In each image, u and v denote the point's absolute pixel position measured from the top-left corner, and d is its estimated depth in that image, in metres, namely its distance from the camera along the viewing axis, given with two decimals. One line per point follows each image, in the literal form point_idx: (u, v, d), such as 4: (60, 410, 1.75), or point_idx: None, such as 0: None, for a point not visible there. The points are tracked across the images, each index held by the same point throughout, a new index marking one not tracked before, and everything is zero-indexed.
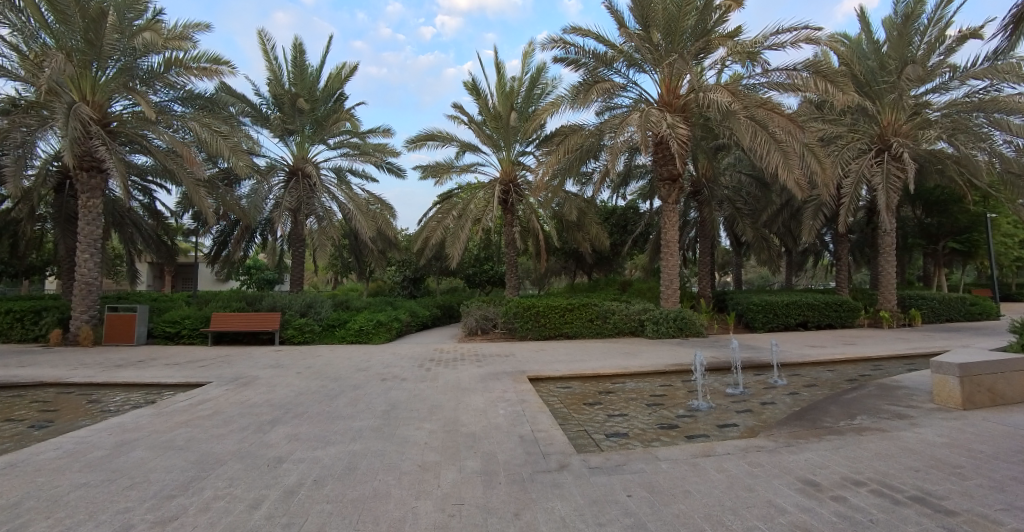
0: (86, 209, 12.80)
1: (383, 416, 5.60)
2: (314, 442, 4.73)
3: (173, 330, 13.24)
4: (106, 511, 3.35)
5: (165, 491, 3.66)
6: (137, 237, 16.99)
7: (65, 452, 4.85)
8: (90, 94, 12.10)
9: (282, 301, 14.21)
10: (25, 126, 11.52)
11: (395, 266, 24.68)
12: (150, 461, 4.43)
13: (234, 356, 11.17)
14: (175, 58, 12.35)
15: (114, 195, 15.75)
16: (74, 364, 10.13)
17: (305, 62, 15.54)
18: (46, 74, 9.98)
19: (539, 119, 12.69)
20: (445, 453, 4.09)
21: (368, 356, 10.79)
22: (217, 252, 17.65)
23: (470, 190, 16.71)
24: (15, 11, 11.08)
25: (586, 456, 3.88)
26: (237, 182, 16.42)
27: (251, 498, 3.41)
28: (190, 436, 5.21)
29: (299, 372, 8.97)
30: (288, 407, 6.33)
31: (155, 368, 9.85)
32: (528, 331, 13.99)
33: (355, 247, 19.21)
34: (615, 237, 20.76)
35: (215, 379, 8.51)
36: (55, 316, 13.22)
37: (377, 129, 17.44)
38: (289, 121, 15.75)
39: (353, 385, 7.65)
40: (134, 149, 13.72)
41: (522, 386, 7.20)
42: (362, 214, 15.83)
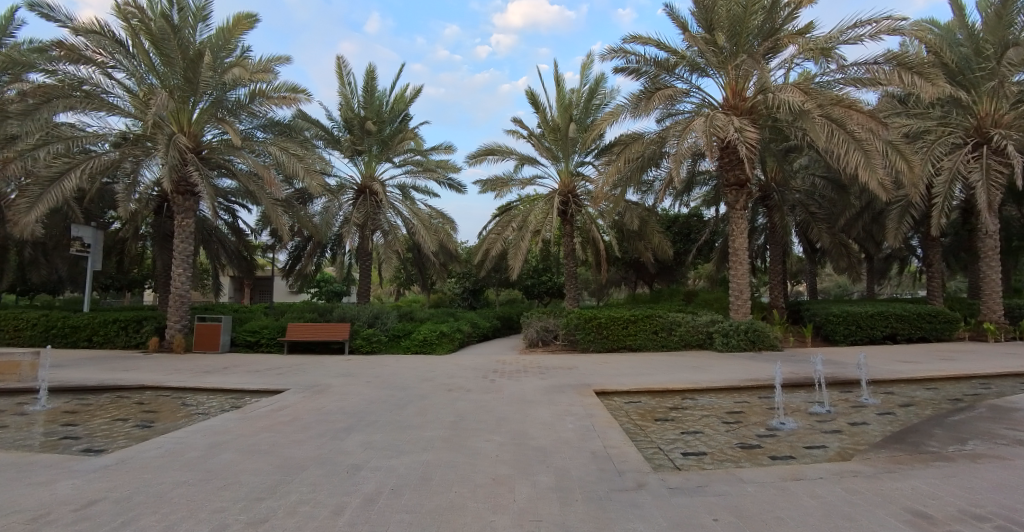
0: (180, 228, 14.03)
1: (452, 427, 5.71)
2: (387, 451, 4.88)
3: (253, 339, 14.29)
4: (204, 509, 3.62)
5: (255, 494, 3.91)
6: (222, 253, 18.42)
7: (166, 451, 5.30)
8: (187, 126, 13.34)
9: (351, 312, 14.89)
10: (133, 156, 12.87)
11: (456, 278, 25.26)
12: (239, 464, 4.75)
13: (307, 365, 11.80)
14: (259, 89, 13.40)
15: (204, 215, 17.18)
16: (168, 370, 11.08)
17: (374, 86, 16.45)
18: (153, 111, 11.16)
19: (598, 129, 12.58)
20: (517, 466, 4.09)
21: (432, 367, 11.06)
22: (291, 266, 18.79)
23: (529, 202, 16.86)
24: (128, 57, 12.47)
25: (663, 475, 3.74)
26: (310, 201, 17.46)
27: (333, 504, 3.56)
28: (273, 441, 5.55)
29: (369, 381, 9.33)
30: (360, 416, 6.59)
31: (238, 374, 10.59)
32: (590, 343, 13.78)
33: (418, 260, 19.84)
34: (678, 247, 20.10)
35: (292, 386, 9.04)
36: (153, 325, 14.60)
37: (440, 146, 18.05)
38: (358, 143, 16.66)
39: (421, 395, 7.86)
40: (222, 174, 14.93)
41: (588, 400, 7.06)
42: (425, 228, 16.35)
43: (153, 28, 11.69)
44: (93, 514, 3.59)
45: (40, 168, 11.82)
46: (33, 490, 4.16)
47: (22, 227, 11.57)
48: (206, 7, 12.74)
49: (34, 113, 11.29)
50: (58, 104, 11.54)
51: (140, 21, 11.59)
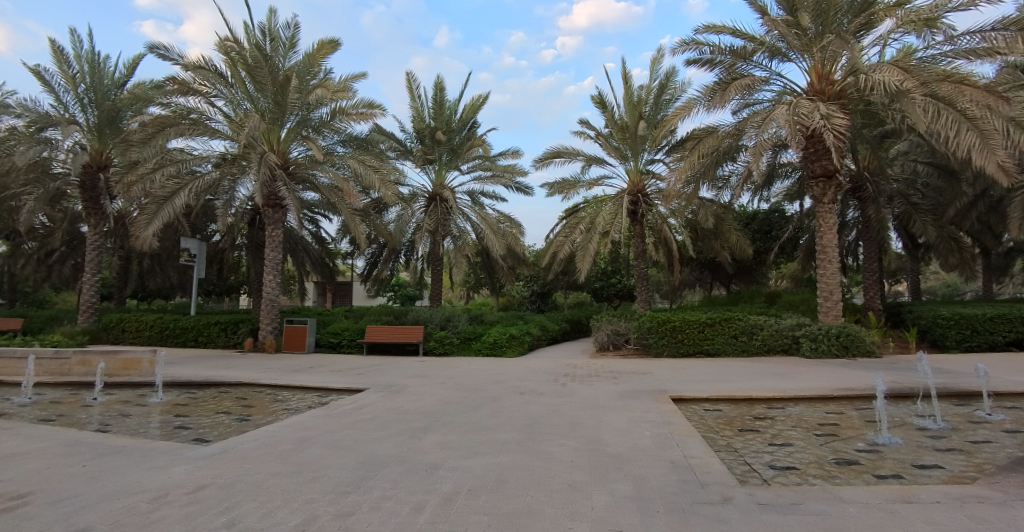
0: (271, 238, 15.24)
1: (525, 430, 5.73)
2: (463, 452, 4.99)
3: (335, 340, 15.26)
4: (297, 500, 3.89)
5: (341, 487, 4.14)
6: (307, 260, 19.78)
7: (262, 443, 5.76)
8: (276, 144, 14.50)
9: (424, 315, 15.42)
10: (231, 174, 14.15)
11: (524, 281, 25.44)
12: (326, 458, 5.06)
13: (385, 365, 12.36)
14: (339, 107, 14.30)
15: (291, 226, 18.54)
16: (262, 368, 12.05)
17: (444, 96, 17.04)
18: (248, 132, 12.27)
19: (669, 124, 12.15)
20: (593, 473, 4.02)
21: (503, 369, 11.19)
22: (368, 271, 19.80)
23: (597, 203, 16.63)
24: (227, 85, 13.78)
25: (751, 490, 3.51)
26: (385, 209, 18.33)
27: (414, 501, 3.69)
28: (356, 437, 5.86)
29: (442, 382, 9.61)
30: (436, 416, 6.80)
31: (323, 373, 11.30)
32: (663, 347, 13.31)
33: (487, 264, 20.21)
34: (758, 245, 18.91)
35: (372, 385, 9.50)
36: (248, 327, 15.94)
37: (507, 151, 18.31)
38: (429, 152, 17.27)
39: (493, 397, 7.97)
40: (306, 188, 16.06)
41: (664, 407, 6.80)
42: (493, 233, 16.61)
43: (249, 58, 12.91)
44: (203, 498, 3.98)
45: (156, 188, 13.35)
46: (155, 474, 4.69)
47: (143, 241, 13.12)
48: (292, 35, 13.86)
49: (151, 140, 12.79)
50: (170, 132, 12.98)
51: (238, 53, 12.86)
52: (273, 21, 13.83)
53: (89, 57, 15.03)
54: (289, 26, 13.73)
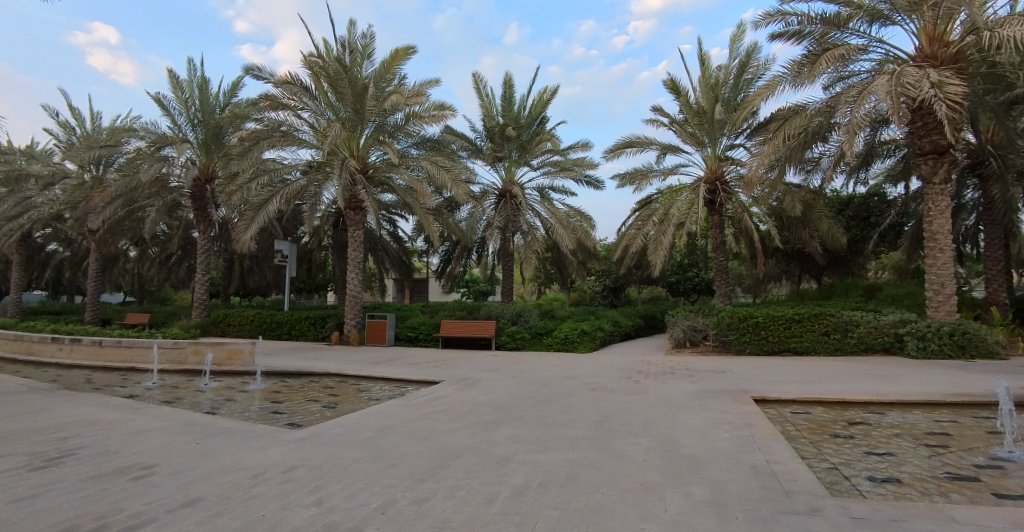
0: (352, 239, 16.20)
1: (596, 427, 5.68)
2: (534, 446, 5.04)
3: (413, 334, 16.00)
4: (378, 484, 4.14)
5: (417, 474, 4.36)
6: (386, 259, 20.81)
7: (347, 430, 6.19)
8: (356, 150, 15.39)
9: (496, 310, 15.69)
10: (316, 181, 15.21)
11: (595, 276, 25.09)
12: (404, 446, 5.34)
13: (459, 359, 12.75)
14: (413, 111, 14.91)
15: (371, 226, 19.60)
16: (347, 360, 12.90)
17: (512, 93, 17.19)
18: (330, 140, 13.15)
19: (751, 106, 11.38)
20: (667, 475, 3.90)
21: (574, 365, 11.14)
22: (442, 268, 20.46)
23: (671, 194, 15.98)
24: (312, 97, 14.65)
25: (844, 502, 3.24)
26: (457, 208, 18.83)
27: (486, 492, 3.80)
28: (431, 428, 6.12)
29: (514, 377, 9.75)
30: (507, 409, 6.92)
31: (402, 366, 11.89)
32: (745, 344, 12.56)
33: (557, 259, 20.14)
34: (855, 233, 17.25)
35: (446, 378, 9.85)
36: (334, 322, 17.11)
37: (576, 144, 18.12)
38: (499, 149, 17.50)
39: (564, 392, 7.96)
40: (384, 190, 16.88)
41: (746, 408, 6.43)
42: (563, 228, 16.52)
43: (330, 71, 13.82)
44: (295, 478, 4.36)
45: (253, 196, 14.67)
46: (256, 453, 5.20)
47: (244, 244, 14.51)
48: (369, 45, 14.61)
49: (249, 152, 14.08)
50: (264, 144, 14.22)
51: (321, 67, 13.80)
52: (352, 33, 14.70)
53: (197, 81, 16.81)
54: (366, 37, 14.50)
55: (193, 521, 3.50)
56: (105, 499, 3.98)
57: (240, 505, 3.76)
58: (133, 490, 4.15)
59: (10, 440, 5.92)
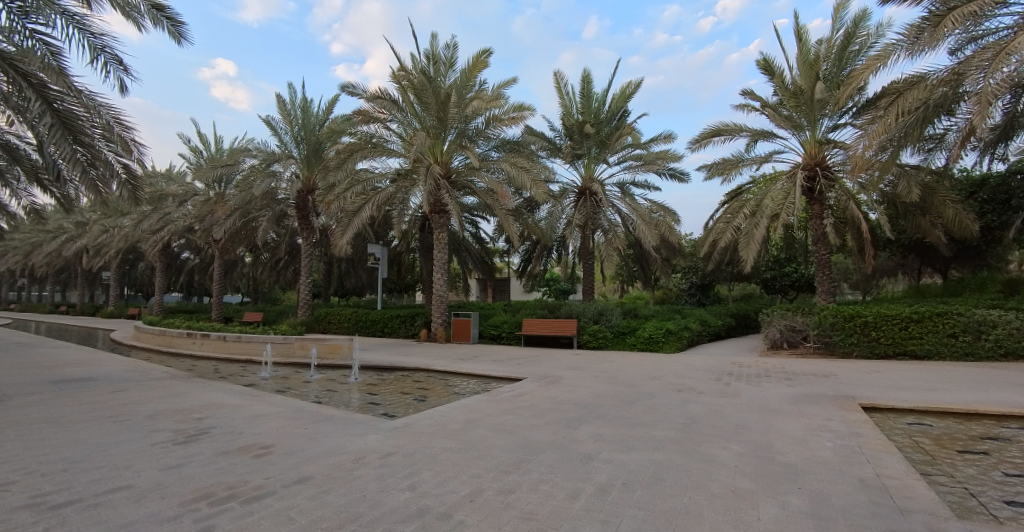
0: (438, 241, 16.95)
1: (683, 429, 5.51)
2: (617, 445, 5.02)
3: (496, 332, 16.46)
4: (466, 473, 4.36)
5: (503, 466, 4.52)
6: (469, 259, 21.51)
7: (436, 422, 6.55)
8: (440, 156, 16.07)
9: (578, 309, 15.64)
10: (404, 187, 16.12)
11: (681, 274, 24.10)
12: (489, 439, 5.55)
13: (541, 357, 12.89)
14: (493, 116, 15.34)
15: (455, 228, 20.39)
16: (435, 356, 13.54)
17: (592, 89, 17.05)
18: (417, 149, 13.91)
19: (859, 80, 10.31)
20: (760, 482, 3.72)
21: (660, 365, 10.82)
22: (523, 267, 20.76)
23: (766, 183, 14.94)
24: (399, 109, 15.59)
25: (972, 526, 2.90)
26: (537, 207, 19.02)
27: (570, 487, 3.86)
28: (515, 422, 6.29)
29: (596, 375, 9.68)
30: (590, 408, 6.91)
31: (485, 362, 12.27)
32: (852, 347, 11.44)
33: (640, 256, 19.63)
34: (991, 219, 15.03)
35: (529, 375, 10.02)
36: (422, 320, 18.03)
37: (659, 136, 17.55)
38: (578, 147, 17.39)
39: (648, 393, 7.79)
40: (466, 193, 17.47)
41: (853, 416, 5.89)
42: (645, 224, 16.01)
43: (416, 83, 14.58)
44: (391, 463, 4.71)
45: (348, 204, 15.85)
46: (356, 439, 5.67)
47: (341, 248, 15.76)
48: (452, 55, 15.25)
49: (344, 164, 15.25)
50: (357, 155, 15.32)
51: (408, 80, 14.61)
52: (436, 45, 15.38)
53: (301, 102, 18.51)
54: (449, 47, 15.12)
55: (306, 496, 3.93)
56: (235, 471, 4.58)
57: (344, 484, 4.16)
58: (257, 466, 4.73)
59: (160, 418, 6.97)
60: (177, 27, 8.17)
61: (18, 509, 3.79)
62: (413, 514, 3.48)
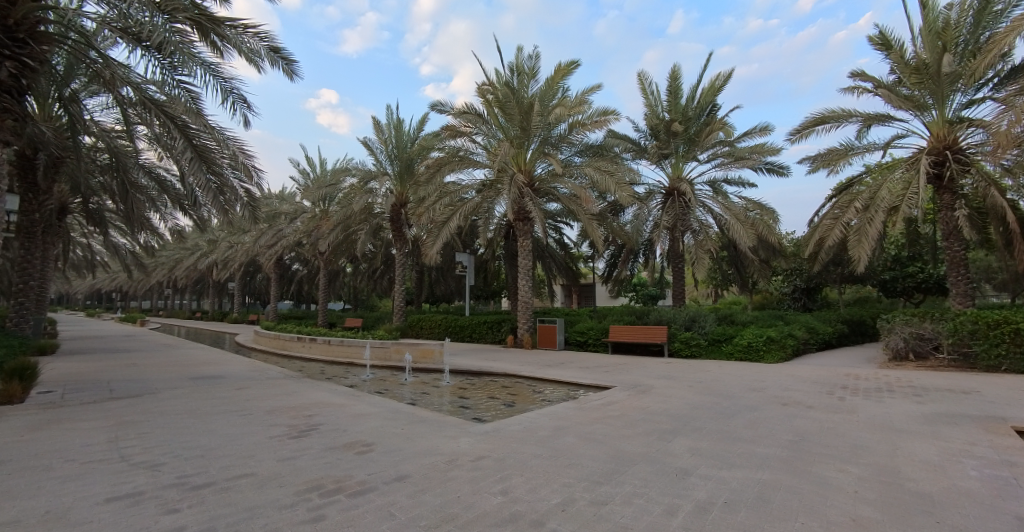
0: (522, 248, 17.19)
1: (791, 447, 5.09)
2: (716, 461, 4.76)
3: (582, 339, 16.31)
4: (557, 481, 4.37)
5: (594, 476, 4.47)
6: (553, 265, 21.54)
7: (525, 427, 6.63)
8: (524, 165, 16.33)
9: (668, 315, 15.04)
10: (490, 198, 16.57)
11: (782, 276, 22.30)
12: (579, 448, 5.52)
13: (630, 365, 12.55)
14: (577, 121, 15.38)
15: (538, 235, 20.57)
16: (521, 362, 13.71)
17: (679, 85, 16.42)
18: (501, 159, 14.27)
19: (1000, 46, 8.94)
20: (887, 512, 3.34)
21: (761, 376, 10.07)
22: (609, 272, 20.38)
23: (883, 173, 13.40)
24: (484, 122, 16.10)
25: None
26: (622, 211, 18.65)
27: (666, 503, 3.73)
28: (605, 432, 6.19)
29: (690, 386, 9.24)
30: (684, 419, 6.62)
31: (572, 369, 12.20)
32: (1000, 360, 9.84)
33: (735, 259, 18.47)
34: None
35: (618, 384, 9.81)
36: (509, 326, 18.36)
37: (754, 129, 16.47)
38: (665, 147, 16.77)
39: (749, 406, 7.30)
40: (550, 199, 17.57)
41: (1005, 440, 5.08)
42: (740, 223, 15.01)
43: (501, 96, 15.00)
44: (483, 466, 4.86)
45: (437, 215, 16.59)
46: (449, 442, 5.91)
47: (432, 257, 16.54)
48: (535, 65, 15.51)
49: (434, 177, 16.00)
50: (445, 169, 16.03)
51: (493, 94, 15.08)
52: (519, 56, 15.73)
53: (394, 121, 19.78)
54: (532, 58, 15.38)
55: (405, 493, 4.17)
56: (342, 466, 4.98)
57: (440, 485, 4.35)
58: (361, 463, 5.10)
59: (277, 414, 7.75)
60: (290, 65, 9.14)
61: (167, 487, 4.42)
62: (505, 519, 3.56)
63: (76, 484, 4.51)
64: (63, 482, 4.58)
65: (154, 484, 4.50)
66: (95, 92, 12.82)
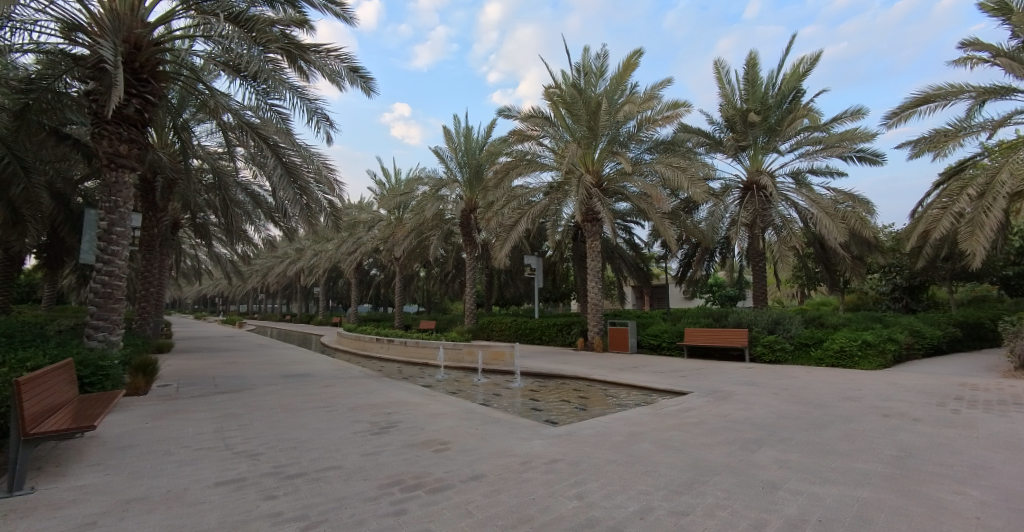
0: (591, 249, 17.00)
1: (895, 463, 4.67)
2: (808, 475, 4.47)
3: (656, 342, 15.87)
4: (634, 489, 4.31)
5: (674, 485, 4.37)
6: (624, 266, 21.11)
7: (598, 432, 6.58)
8: (592, 166, 16.19)
9: (748, 317, 14.24)
10: (557, 199, 16.56)
11: (880, 274, 20.37)
12: (656, 455, 5.40)
13: (708, 370, 12.02)
14: (646, 117, 15.06)
15: (607, 236, 20.26)
16: (593, 365, 13.56)
17: (757, 73, 15.56)
18: (568, 160, 14.26)
19: None
20: None
21: (858, 384, 9.28)
22: (683, 273, 19.64)
23: (1003, 154, 11.87)
24: (551, 125, 16.17)
25: None
26: (695, 208, 17.92)
27: (753, 517, 3.57)
28: (683, 439, 6.00)
29: (776, 393, 8.70)
30: (770, 429, 6.26)
31: (646, 374, 11.88)
32: None
33: (823, 256, 17.13)
34: None
35: (695, 389, 9.44)
36: (579, 328, 18.25)
37: (843, 114, 15.23)
38: (742, 138, 15.87)
39: (844, 416, 6.76)
40: (619, 199, 17.27)
41: None
42: (829, 217, 13.89)
43: (567, 97, 15.00)
44: (557, 469, 4.90)
45: (506, 219, 16.82)
46: (523, 443, 6.00)
47: (501, 260, 16.83)
48: (603, 64, 15.36)
49: (502, 182, 16.27)
50: (513, 173, 16.27)
51: (559, 96, 15.12)
52: (586, 56, 15.66)
53: (463, 130, 20.35)
54: (599, 57, 15.25)
55: (482, 492, 4.31)
56: (421, 463, 5.23)
57: (515, 486, 4.45)
58: (438, 460, 5.32)
59: (360, 411, 8.26)
60: (368, 83, 9.72)
61: (266, 475, 4.87)
62: (583, 524, 3.58)
63: (190, 468, 5.09)
64: (180, 466, 5.19)
65: (255, 472, 4.97)
66: (202, 120, 14.37)
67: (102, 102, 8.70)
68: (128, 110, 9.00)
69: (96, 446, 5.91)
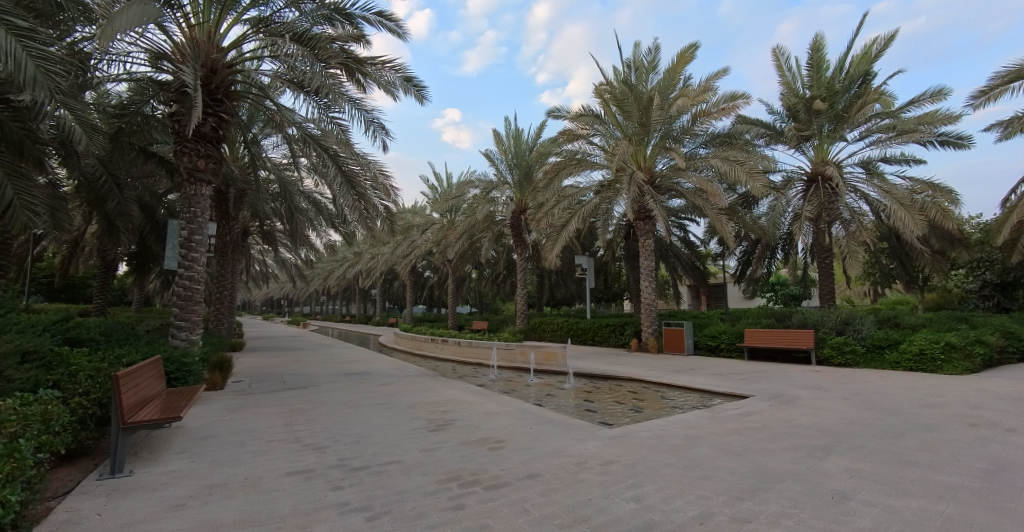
0: (643, 248, 16.67)
1: (985, 476, 4.32)
2: (883, 486, 4.22)
3: (713, 343, 15.34)
4: (693, 493, 4.25)
5: (735, 492, 4.26)
6: (678, 265, 20.52)
7: (653, 435, 6.48)
8: (643, 162, 15.91)
9: (814, 317, 13.47)
10: (608, 198, 16.38)
11: (966, 271, 18.69)
12: (715, 459, 5.26)
13: (770, 373, 11.49)
14: (701, 110, 14.60)
15: (661, 234, 19.79)
16: (647, 367, 13.30)
17: (821, 58, 14.71)
18: (619, 158, 14.08)
19: None
20: None
21: (941, 389, 8.58)
22: (742, 270, 18.87)
23: None
24: (601, 122, 16.01)
25: None
26: (755, 203, 17.15)
27: (820, 528, 3.44)
28: (744, 445, 5.80)
29: (846, 398, 8.20)
30: (840, 436, 5.93)
31: (704, 376, 11.52)
32: None
33: (899, 250, 15.92)
34: None
35: (757, 393, 9.07)
36: (632, 329, 17.95)
37: (921, 96, 14.12)
38: (806, 128, 14.99)
39: (925, 424, 6.29)
40: (672, 195, 16.84)
41: None
42: (905, 209, 12.91)
43: (618, 94, 14.81)
44: (613, 471, 4.89)
45: (556, 219, 16.76)
46: (577, 444, 6.02)
47: (552, 261, 16.85)
48: (654, 58, 15.07)
49: (552, 183, 16.29)
50: (563, 173, 16.27)
51: (610, 93, 14.97)
52: (637, 51, 15.42)
53: (513, 131, 20.54)
54: (650, 51, 14.97)
55: (538, 491, 4.38)
56: (476, 460, 5.37)
57: (570, 486, 4.49)
58: (493, 458, 5.44)
59: (417, 409, 8.55)
60: (420, 91, 10.05)
61: (332, 467, 5.18)
62: (640, 527, 3.58)
63: (264, 459, 5.50)
64: (255, 456, 5.62)
65: (321, 463, 5.31)
66: (269, 134, 15.34)
67: (183, 122, 9.54)
68: (206, 128, 9.82)
69: (181, 436, 6.50)
